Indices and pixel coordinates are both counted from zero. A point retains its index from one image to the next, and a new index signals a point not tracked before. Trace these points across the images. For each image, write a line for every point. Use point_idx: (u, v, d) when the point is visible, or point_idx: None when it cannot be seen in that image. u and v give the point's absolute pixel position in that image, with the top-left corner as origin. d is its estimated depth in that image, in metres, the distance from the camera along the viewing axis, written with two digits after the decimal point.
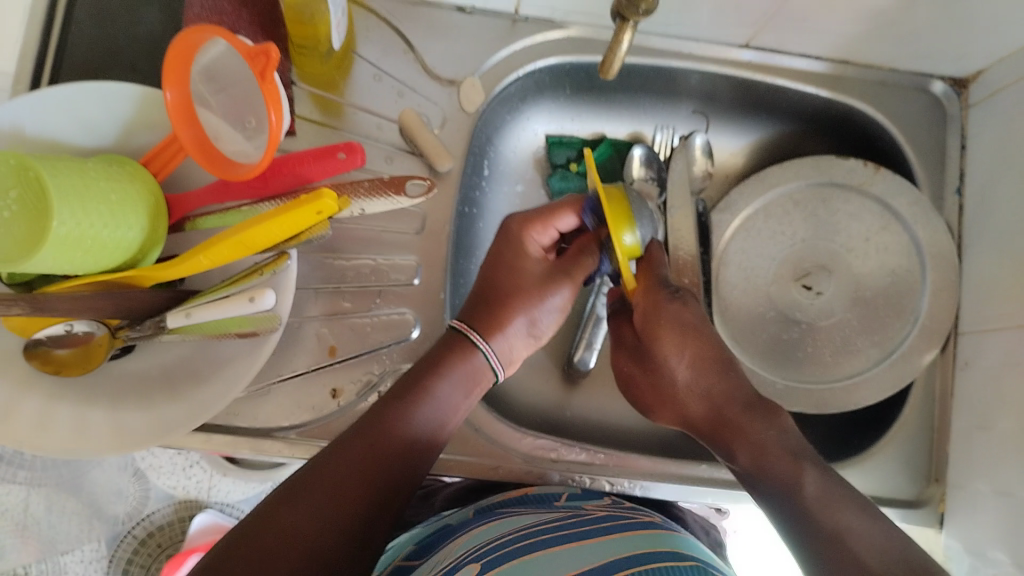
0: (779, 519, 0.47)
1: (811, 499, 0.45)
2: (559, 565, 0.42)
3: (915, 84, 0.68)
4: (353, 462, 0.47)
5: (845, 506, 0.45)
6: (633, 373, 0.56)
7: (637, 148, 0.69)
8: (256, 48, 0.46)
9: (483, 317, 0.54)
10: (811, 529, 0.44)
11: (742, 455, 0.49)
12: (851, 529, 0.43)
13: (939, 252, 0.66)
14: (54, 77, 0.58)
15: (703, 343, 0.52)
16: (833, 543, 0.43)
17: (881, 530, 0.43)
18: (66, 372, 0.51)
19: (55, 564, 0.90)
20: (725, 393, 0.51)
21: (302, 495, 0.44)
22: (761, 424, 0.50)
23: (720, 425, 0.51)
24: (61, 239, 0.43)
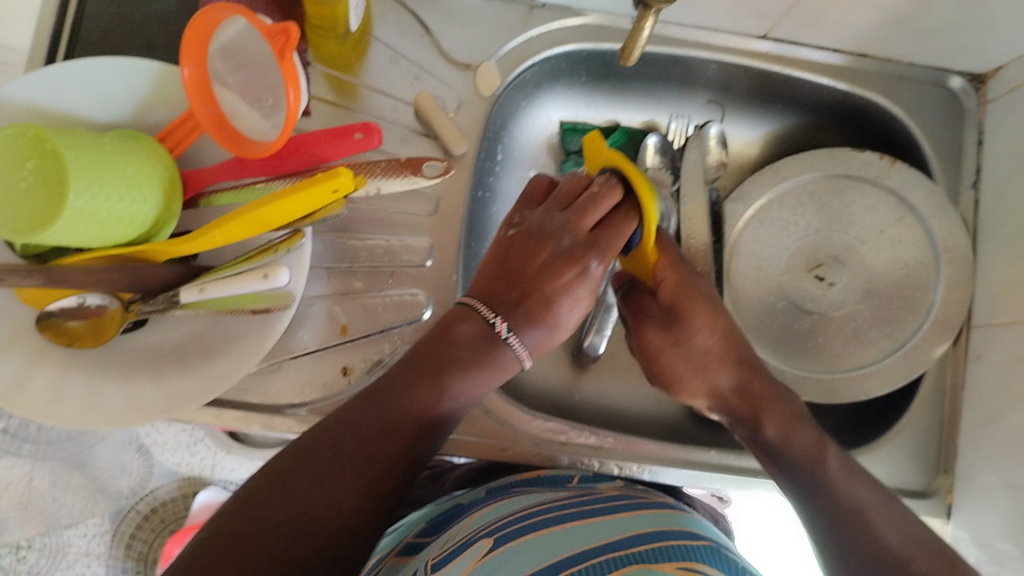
0: (801, 496, 0.50)
1: (835, 473, 0.49)
2: (568, 542, 0.42)
3: (932, 79, 0.68)
4: (366, 439, 0.46)
5: (863, 482, 0.49)
6: (659, 346, 0.56)
7: (652, 137, 0.69)
8: (277, 26, 0.46)
9: (522, 316, 0.50)
10: (837, 504, 0.48)
11: (769, 428, 0.52)
12: (868, 504, 0.48)
13: (953, 246, 0.65)
14: (72, 53, 0.58)
15: (727, 322, 0.55)
16: (856, 518, 0.47)
17: (896, 511, 0.48)
18: (79, 344, 0.51)
19: (58, 537, 0.92)
20: (750, 371, 0.54)
21: (324, 461, 0.45)
22: (786, 404, 0.53)
23: (745, 399, 0.54)
24: (77, 210, 0.43)
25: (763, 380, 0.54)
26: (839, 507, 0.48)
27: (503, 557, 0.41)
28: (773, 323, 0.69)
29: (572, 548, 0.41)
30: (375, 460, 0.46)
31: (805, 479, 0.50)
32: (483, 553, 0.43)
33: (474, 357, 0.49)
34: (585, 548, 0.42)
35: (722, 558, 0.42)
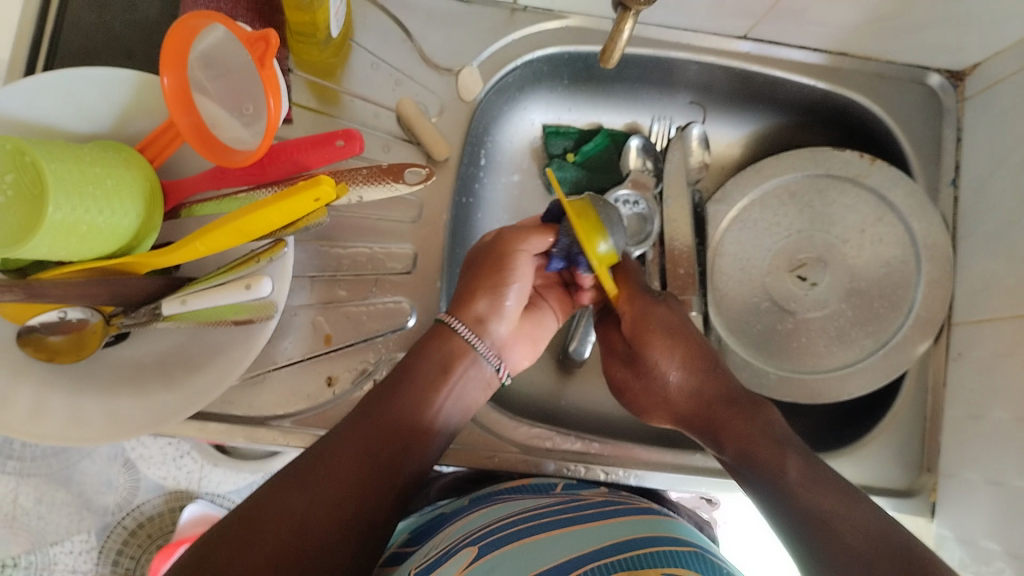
0: (767, 506, 0.49)
1: (798, 483, 0.48)
2: (551, 553, 0.42)
3: (912, 77, 0.69)
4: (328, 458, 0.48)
5: (832, 488, 0.47)
6: (625, 378, 0.58)
7: (634, 139, 0.70)
8: (255, 35, 0.45)
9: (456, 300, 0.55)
10: (798, 512, 0.46)
11: (732, 447, 0.52)
12: (835, 512, 0.46)
13: (933, 244, 0.66)
14: (49, 63, 0.58)
15: (693, 351, 0.55)
16: (819, 524, 0.45)
17: (865, 513, 0.45)
18: (61, 359, 0.51)
19: (44, 555, 0.90)
20: (712, 392, 0.54)
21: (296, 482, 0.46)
22: (750, 418, 0.52)
23: (709, 420, 0.54)
24: (56, 224, 0.43)
25: (725, 400, 0.54)
26: (802, 517, 0.46)
27: (487, 567, 0.41)
28: (758, 323, 0.69)
29: (556, 558, 0.42)
30: (356, 470, 0.48)
31: (765, 487, 0.49)
32: (469, 562, 0.43)
33: (429, 353, 0.53)
34: (570, 557, 0.42)
35: (710, 563, 0.42)
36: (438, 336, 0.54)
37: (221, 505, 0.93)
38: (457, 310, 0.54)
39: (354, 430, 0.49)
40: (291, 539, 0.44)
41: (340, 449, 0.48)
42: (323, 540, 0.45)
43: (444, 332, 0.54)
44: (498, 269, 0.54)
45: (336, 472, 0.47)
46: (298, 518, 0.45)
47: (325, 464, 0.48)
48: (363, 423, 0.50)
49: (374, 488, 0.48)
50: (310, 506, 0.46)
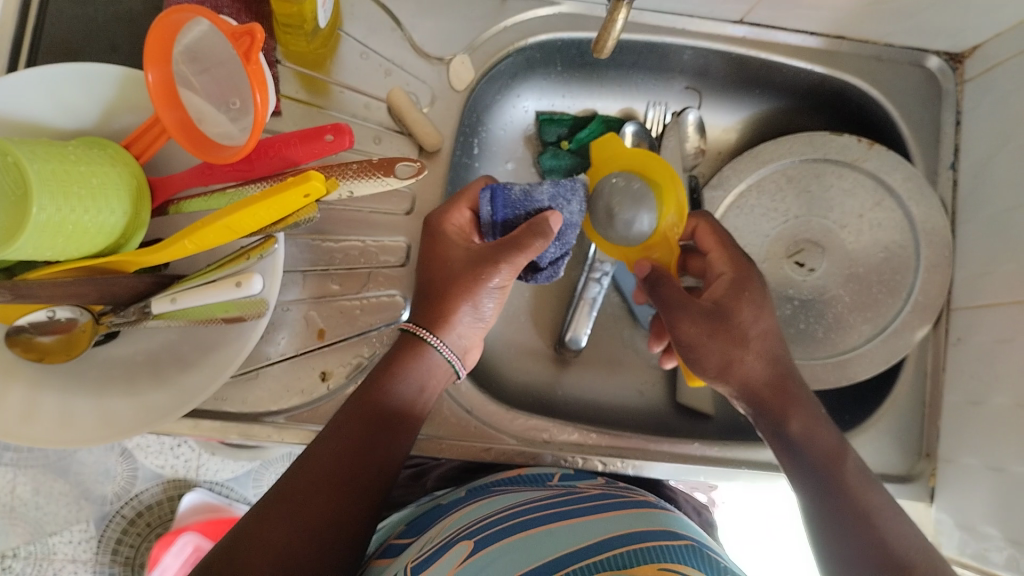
0: (811, 496, 0.50)
1: (851, 476, 0.49)
2: (539, 551, 0.42)
3: (910, 59, 0.68)
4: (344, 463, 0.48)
5: (875, 484, 0.50)
6: (701, 336, 0.53)
7: (629, 126, 0.68)
8: (240, 29, 0.44)
9: (426, 312, 0.52)
10: (846, 505, 0.48)
11: (792, 425, 0.52)
12: (879, 510, 0.48)
13: (932, 229, 0.65)
14: (32, 58, 0.57)
15: (766, 332, 0.55)
16: (862, 522, 0.47)
17: (900, 517, 0.48)
18: (50, 359, 0.50)
19: (43, 545, 0.90)
20: (783, 370, 0.54)
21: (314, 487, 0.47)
22: (811, 404, 0.53)
23: (775, 393, 0.53)
24: (40, 225, 0.42)
25: (790, 380, 0.54)
26: (852, 513, 0.48)
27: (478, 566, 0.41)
28: None
29: (545, 556, 0.41)
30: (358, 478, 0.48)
31: (820, 474, 0.50)
32: (463, 557, 0.42)
33: (408, 373, 0.51)
34: (559, 555, 0.41)
35: (704, 558, 0.42)
36: (409, 349, 0.52)
37: (220, 493, 0.93)
38: (426, 321, 0.52)
39: (355, 424, 0.49)
40: (297, 536, 0.45)
41: (344, 440, 0.48)
42: (326, 543, 0.46)
43: (417, 349, 0.52)
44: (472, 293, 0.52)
45: (334, 468, 0.48)
46: (306, 513, 0.46)
47: (332, 462, 0.48)
48: (357, 416, 0.49)
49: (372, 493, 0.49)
50: (319, 502, 0.46)
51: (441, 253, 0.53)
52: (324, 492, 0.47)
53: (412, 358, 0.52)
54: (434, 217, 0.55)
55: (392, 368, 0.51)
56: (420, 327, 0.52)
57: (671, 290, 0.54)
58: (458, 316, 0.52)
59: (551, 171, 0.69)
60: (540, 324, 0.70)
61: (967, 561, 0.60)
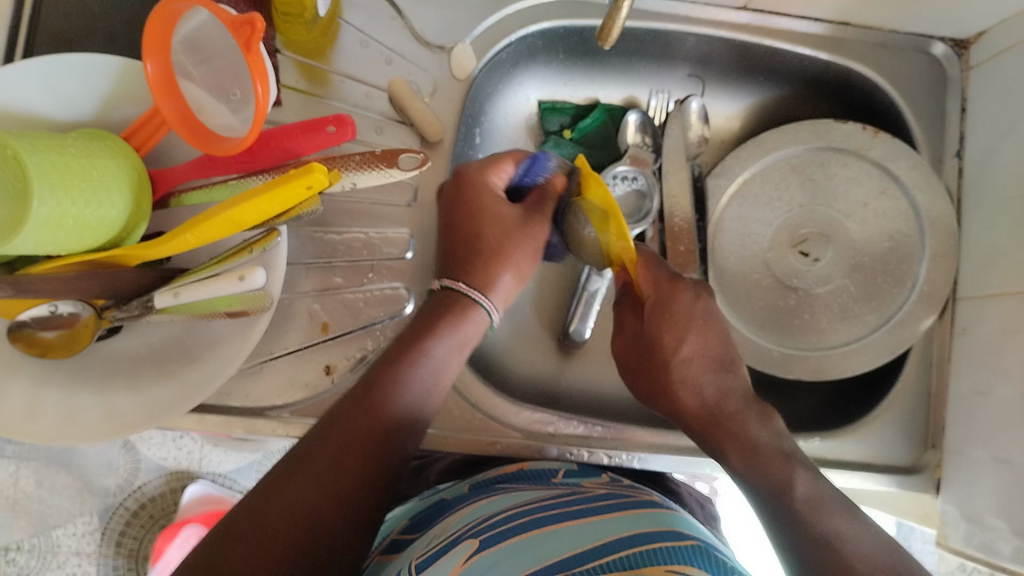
0: (765, 517, 0.47)
1: (804, 501, 0.46)
2: (528, 558, 0.41)
3: (915, 45, 0.67)
4: (337, 443, 0.45)
5: (830, 508, 0.46)
6: (629, 359, 0.59)
7: (632, 114, 0.68)
8: (240, 18, 0.43)
9: (472, 267, 0.53)
10: (801, 529, 0.45)
11: (732, 452, 0.51)
12: (842, 535, 0.44)
13: (937, 217, 0.65)
14: (31, 49, 0.56)
15: (693, 356, 0.56)
16: (822, 546, 0.43)
17: (870, 538, 0.44)
18: (53, 354, 0.50)
19: (47, 538, 0.90)
20: (724, 393, 0.54)
21: (299, 470, 0.44)
22: (753, 428, 0.52)
23: (710, 423, 0.53)
24: (42, 219, 0.42)
25: (736, 401, 0.54)
26: (806, 535, 0.44)
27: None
28: (760, 300, 0.68)
29: (531, 566, 0.40)
30: (360, 459, 0.45)
31: (765, 494, 0.48)
32: (466, 557, 0.42)
33: (445, 318, 0.51)
34: (544, 565, 0.40)
35: (709, 556, 0.42)
36: (441, 300, 0.52)
37: (223, 484, 0.93)
38: (464, 274, 0.53)
39: (362, 414, 0.46)
40: (320, 498, 0.44)
41: (373, 413, 0.46)
42: (326, 519, 0.43)
43: (450, 302, 0.52)
44: (513, 236, 0.54)
45: (355, 419, 0.46)
46: (326, 475, 0.44)
47: (329, 450, 0.45)
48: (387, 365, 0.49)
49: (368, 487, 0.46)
50: (341, 464, 0.45)
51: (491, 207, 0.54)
52: (342, 465, 0.45)
53: (454, 313, 0.51)
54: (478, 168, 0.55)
55: (425, 329, 0.50)
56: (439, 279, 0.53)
57: (627, 309, 0.59)
58: (501, 273, 0.54)
59: None
60: (543, 315, 0.70)
61: (974, 553, 0.59)
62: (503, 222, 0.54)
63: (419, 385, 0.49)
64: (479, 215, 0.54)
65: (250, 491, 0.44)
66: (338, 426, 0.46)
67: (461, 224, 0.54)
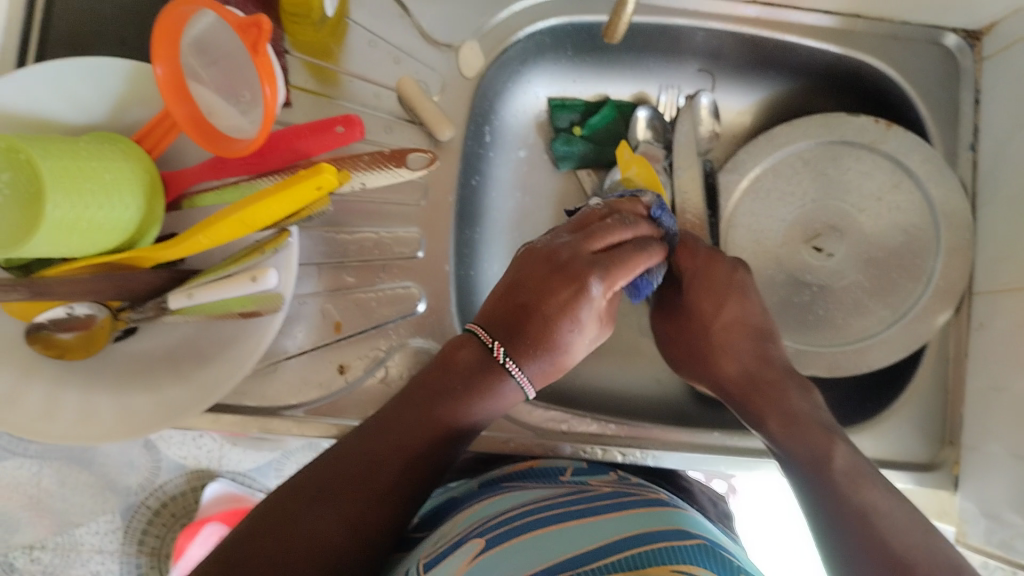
0: (800, 487, 0.50)
1: (841, 473, 0.49)
2: (541, 554, 0.41)
3: (927, 37, 0.66)
4: (368, 458, 0.46)
5: (869, 481, 0.48)
6: (673, 330, 0.61)
7: (642, 110, 0.68)
8: (247, 19, 0.44)
9: (531, 348, 0.48)
10: (838, 503, 0.47)
11: (772, 420, 0.53)
12: (875, 508, 0.47)
13: (952, 211, 0.65)
14: (42, 53, 0.57)
15: (733, 323, 0.57)
16: (858, 521, 0.46)
17: (902, 512, 0.46)
18: (71, 355, 0.51)
19: (70, 536, 0.91)
20: (764, 361, 0.56)
21: (328, 481, 0.45)
22: (792, 396, 0.54)
23: (750, 390, 0.55)
24: (56, 222, 0.42)
25: (776, 369, 0.55)
26: (844, 510, 0.47)
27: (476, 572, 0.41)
28: (773, 296, 0.68)
29: (543, 561, 0.40)
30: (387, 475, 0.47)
31: (804, 465, 0.50)
32: (472, 555, 0.43)
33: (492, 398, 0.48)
34: (558, 561, 0.40)
35: (714, 555, 0.41)
36: (495, 374, 0.48)
37: (242, 483, 0.94)
38: (523, 360, 0.47)
39: (396, 435, 0.47)
40: (347, 512, 0.45)
41: (406, 437, 0.47)
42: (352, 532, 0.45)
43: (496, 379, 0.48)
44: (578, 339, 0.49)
45: (386, 451, 0.47)
46: (355, 488, 0.46)
47: (361, 464, 0.46)
48: (428, 421, 0.48)
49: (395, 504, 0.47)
50: (366, 487, 0.46)
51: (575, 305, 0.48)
52: (373, 480, 0.46)
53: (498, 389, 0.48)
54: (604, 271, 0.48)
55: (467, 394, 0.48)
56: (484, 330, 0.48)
57: (666, 283, 0.61)
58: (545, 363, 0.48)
59: (564, 158, 0.68)
60: None
61: (993, 550, 0.59)
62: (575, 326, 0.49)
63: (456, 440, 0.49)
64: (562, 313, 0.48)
65: (275, 496, 0.46)
66: (374, 461, 0.46)
67: (543, 312, 0.48)
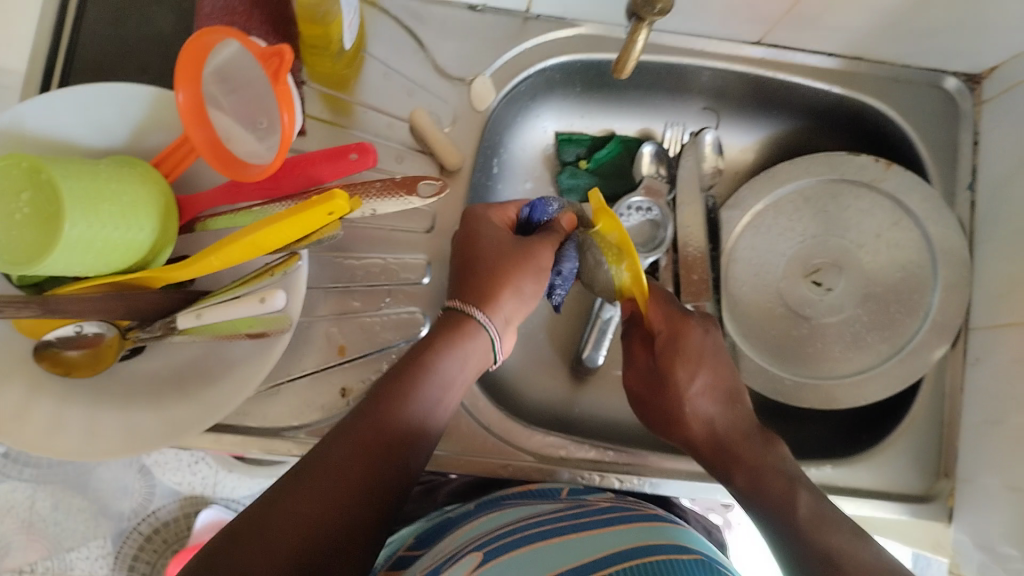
0: (769, 535, 0.50)
1: (807, 518, 0.48)
2: (540, 565, 0.42)
3: (927, 80, 0.68)
4: (344, 453, 0.44)
5: (830, 523, 0.48)
6: (642, 389, 0.59)
7: (648, 145, 0.69)
8: (269, 50, 0.45)
9: (474, 289, 0.50)
10: (805, 546, 0.47)
11: (741, 479, 0.53)
12: (840, 550, 0.46)
13: (950, 250, 0.66)
14: (65, 77, 0.58)
15: (698, 398, 0.56)
16: (823, 563, 0.45)
17: (870, 554, 0.46)
18: (76, 373, 0.51)
19: (60, 561, 0.90)
20: (732, 424, 0.55)
21: (304, 483, 0.42)
22: (762, 454, 0.53)
23: (720, 449, 0.55)
24: (72, 241, 0.43)
25: (744, 430, 0.55)
26: (808, 555, 0.46)
27: None
28: (772, 330, 0.69)
29: (541, 573, 0.41)
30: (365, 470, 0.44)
31: (772, 517, 0.50)
32: (474, 567, 0.43)
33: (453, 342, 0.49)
34: (554, 573, 0.41)
35: (711, 570, 0.42)
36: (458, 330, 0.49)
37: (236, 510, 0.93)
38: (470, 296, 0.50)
39: (370, 422, 0.45)
40: (323, 510, 0.42)
41: (381, 426, 0.45)
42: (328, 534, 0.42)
43: (468, 328, 0.49)
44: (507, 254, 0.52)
45: (362, 444, 0.44)
46: (331, 486, 0.43)
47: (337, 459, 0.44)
48: (392, 412, 0.46)
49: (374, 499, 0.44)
50: (342, 482, 0.43)
51: (532, 256, 0.53)
52: (349, 475, 0.43)
53: (457, 336, 0.49)
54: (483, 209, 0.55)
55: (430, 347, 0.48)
56: (467, 305, 0.50)
57: (637, 341, 0.60)
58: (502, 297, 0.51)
59: (569, 190, 0.70)
60: (554, 339, 0.70)
61: None
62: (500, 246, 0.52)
63: (422, 403, 0.47)
64: (477, 240, 0.53)
65: (243, 513, 0.42)
66: (349, 456, 0.44)
67: (463, 254, 0.53)
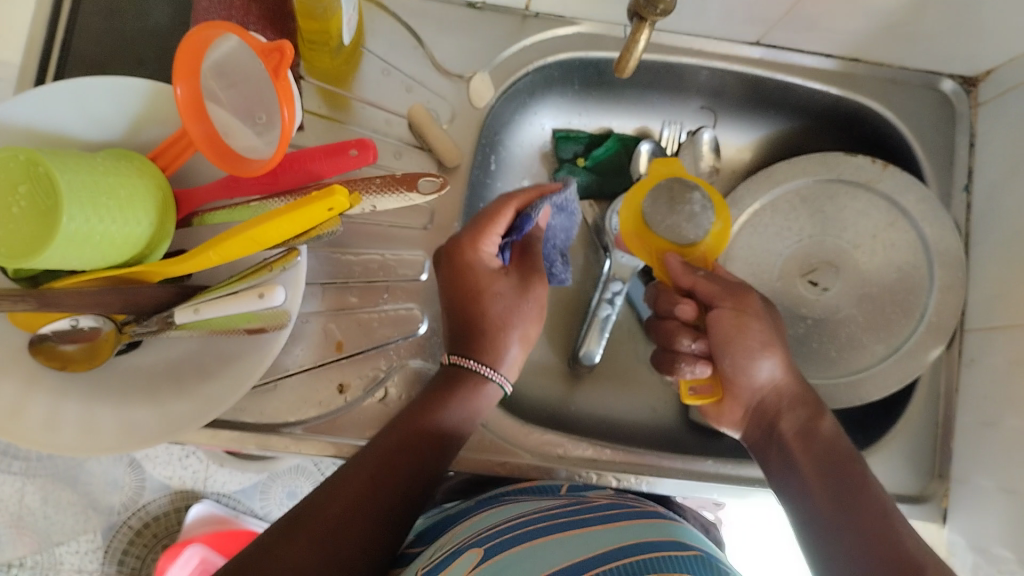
0: (828, 495, 0.50)
1: (868, 481, 0.51)
2: (543, 559, 0.42)
3: (924, 82, 0.69)
4: (369, 477, 0.49)
5: (875, 486, 0.51)
6: (730, 324, 0.55)
7: (644, 144, 0.70)
8: (270, 44, 0.45)
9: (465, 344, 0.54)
10: (870, 509, 0.49)
11: (819, 428, 0.54)
12: (899, 516, 0.49)
13: (946, 251, 0.66)
14: (60, 69, 0.58)
15: (786, 345, 0.57)
16: (889, 520, 0.48)
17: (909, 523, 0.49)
18: (72, 367, 0.51)
19: (50, 555, 0.91)
20: (802, 379, 0.57)
21: (333, 499, 0.48)
22: (821, 411, 0.56)
23: (799, 397, 0.56)
24: (69, 235, 0.42)
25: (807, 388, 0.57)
26: (869, 514, 0.48)
27: None
28: None
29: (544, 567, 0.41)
30: (377, 495, 0.49)
31: (845, 480, 0.51)
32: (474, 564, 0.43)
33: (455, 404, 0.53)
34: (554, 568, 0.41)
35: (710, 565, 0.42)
36: (460, 389, 0.53)
37: (227, 505, 0.93)
38: (469, 352, 0.54)
39: (393, 454, 0.50)
40: (347, 519, 0.48)
41: (396, 459, 0.50)
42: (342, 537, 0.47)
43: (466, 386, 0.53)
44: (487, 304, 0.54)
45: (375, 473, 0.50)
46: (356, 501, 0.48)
47: (363, 483, 0.49)
48: (404, 453, 0.51)
49: (382, 512, 0.49)
50: (363, 500, 0.49)
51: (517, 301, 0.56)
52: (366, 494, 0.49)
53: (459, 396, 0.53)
54: (471, 241, 0.55)
55: (427, 409, 0.52)
56: (462, 359, 0.53)
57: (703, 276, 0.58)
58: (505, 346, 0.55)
59: None
60: (552, 340, 0.70)
61: None
62: (484, 295, 0.54)
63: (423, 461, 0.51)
64: (473, 292, 0.54)
65: (273, 524, 0.48)
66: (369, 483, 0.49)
67: (460, 291, 0.54)
